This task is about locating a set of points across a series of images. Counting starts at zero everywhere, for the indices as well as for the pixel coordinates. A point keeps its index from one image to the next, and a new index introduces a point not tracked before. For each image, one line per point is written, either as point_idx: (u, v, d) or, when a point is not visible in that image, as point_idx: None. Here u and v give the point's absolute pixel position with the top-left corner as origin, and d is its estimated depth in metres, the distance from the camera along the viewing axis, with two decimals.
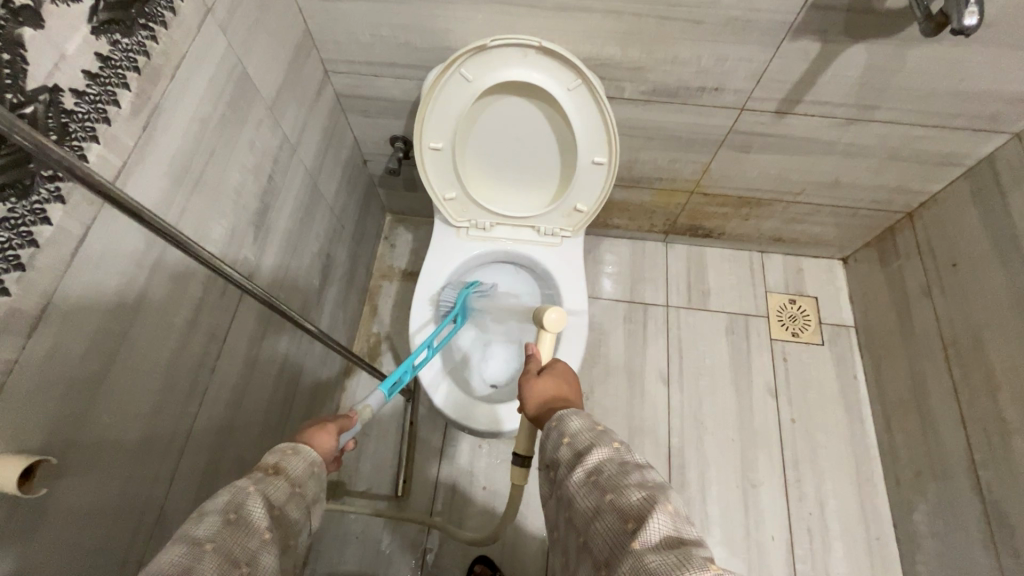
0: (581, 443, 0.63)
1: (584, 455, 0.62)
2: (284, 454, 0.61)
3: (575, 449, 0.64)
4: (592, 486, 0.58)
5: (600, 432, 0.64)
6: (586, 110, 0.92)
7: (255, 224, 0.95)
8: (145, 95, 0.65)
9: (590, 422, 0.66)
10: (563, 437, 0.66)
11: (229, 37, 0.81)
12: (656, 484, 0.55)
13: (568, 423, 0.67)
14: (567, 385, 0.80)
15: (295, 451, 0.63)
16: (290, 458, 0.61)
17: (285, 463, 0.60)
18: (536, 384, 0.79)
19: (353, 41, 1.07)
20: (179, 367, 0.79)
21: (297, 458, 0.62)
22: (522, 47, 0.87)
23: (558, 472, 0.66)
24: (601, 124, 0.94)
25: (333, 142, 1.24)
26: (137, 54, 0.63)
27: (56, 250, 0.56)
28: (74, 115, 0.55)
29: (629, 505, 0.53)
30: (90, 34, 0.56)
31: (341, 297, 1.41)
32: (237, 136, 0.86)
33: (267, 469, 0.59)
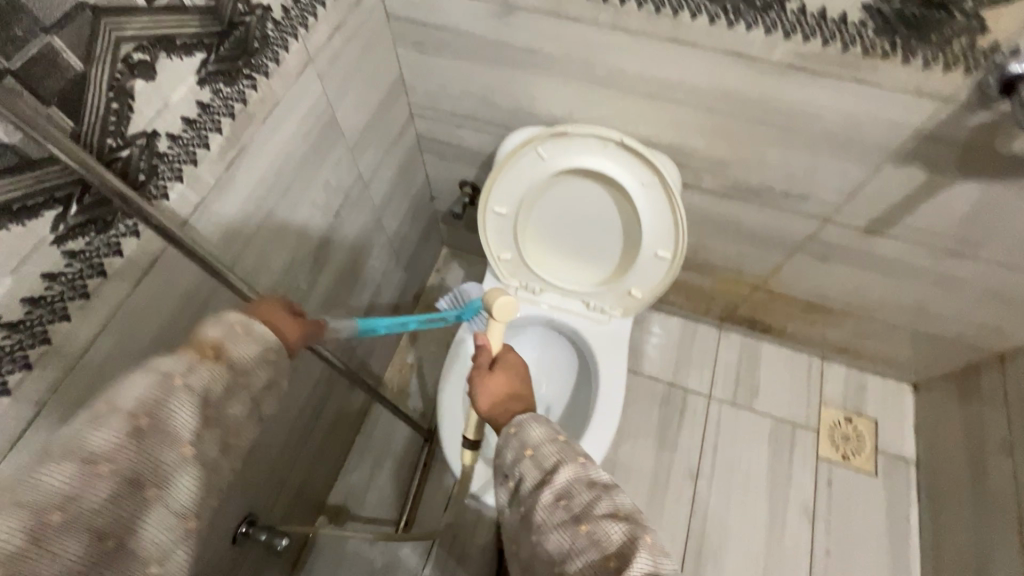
0: (548, 462, 0.61)
1: (551, 477, 0.60)
2: (231, 331, 0.50)
3: (541, 466, 0.62)
4: (562, 511, 0.57)
5: (565, 445, 0.63)
6: (657, 207, 0.88)
7: (315, 256, 0.98)
8: (234, 137, 0.68)
9: (552, 431, 0.65)
10: (524, 450, 0.64)
11: (325, 85, 0.84)
12: (629, 514, 0.55)
13: (528, 432, 0.65)
14: (516, 380, 0.81)
15: (243, 330, 0.51)
16: (238, 338, 0.50)
17: (229, 347, 0.49)
18: (488, 380, 0.80)
19: (442, 93, 1.09)
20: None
21: (245, 340, 0.50)
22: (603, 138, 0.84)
23: (518, 489, 0.63)
24: (672, 222, 0.89)
25: (405, 179, 1.27)
26: (235, 101, 0.66)
27: (121, 279, 0.58)
28: (165, 157, 0.59)
29: (607, 540, 0.52)
30: (196, 83, 0.60)
31: (383, 324, 1.43)
32: (314, 176, 0.89)
33: (204, 348, 0.48)
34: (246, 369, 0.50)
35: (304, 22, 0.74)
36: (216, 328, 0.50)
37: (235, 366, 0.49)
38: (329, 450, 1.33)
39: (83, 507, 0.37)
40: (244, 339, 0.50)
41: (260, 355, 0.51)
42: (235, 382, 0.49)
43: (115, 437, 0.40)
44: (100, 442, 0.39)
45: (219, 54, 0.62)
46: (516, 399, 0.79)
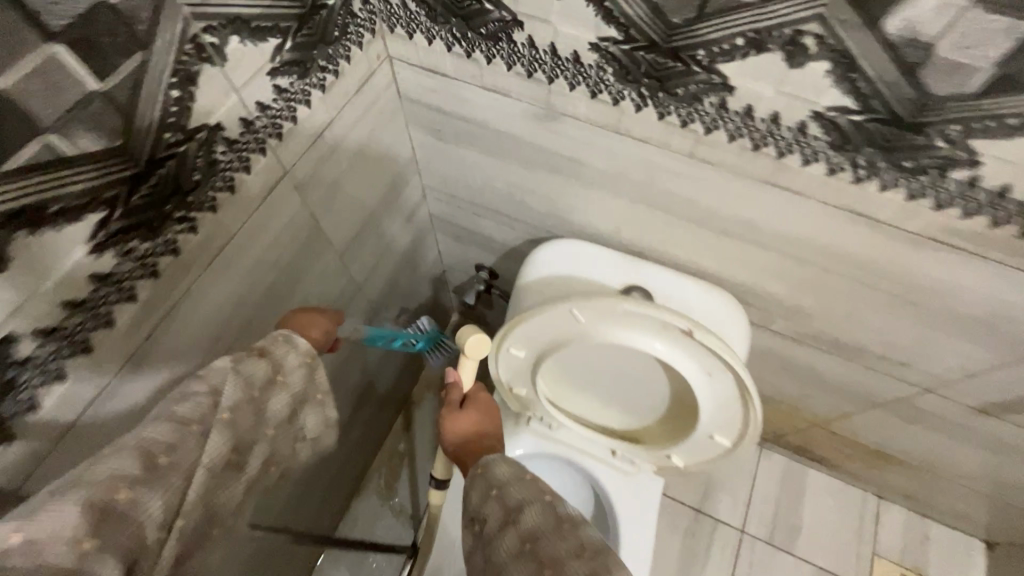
0: (515, 503, 0.53)
1: (516, 517, 0.52)
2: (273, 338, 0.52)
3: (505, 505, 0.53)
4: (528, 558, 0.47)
5: (531, 483, 0.55)
6: (723, 402, 0.65)
7: None
8: (156, 299, 0.50)
9: (519, 470, 0.57)
10: (490, 492, 0.56)
11: (304, 195, 0.65)
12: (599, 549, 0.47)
13: (494, 472, 0.57)
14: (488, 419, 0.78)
15: (285, 338, 0.52)
16: (279, 345, 0.51)
17: (276, 352, 0.50)
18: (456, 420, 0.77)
19: (461, 182, 0.89)
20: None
21: (285, 347, 0.51)
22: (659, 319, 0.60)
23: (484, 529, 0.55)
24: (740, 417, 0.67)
25: (412, 263, 1.07)
26: (158, 256, 0.49)
27: None
28: (31, 361, 0.42)
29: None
30: (85, 254, 0.43)
31: (373, 414, 1.24)
32: (289, 301, 0.70)
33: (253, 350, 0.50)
34: (288, 369, 0.50)
35: (274, 133, 0.56)
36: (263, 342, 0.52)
37: (280, 370, 0.50)
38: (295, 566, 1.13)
39: (115, 539, 0.36)
40: (285, 344, 0.50)
41: (302, 361, 0.52)
42: (275, 380, 0.49)
43: (166, 435, 0.40)
44: (127, 466, 0.38)
45: (130, 207, 0.45)
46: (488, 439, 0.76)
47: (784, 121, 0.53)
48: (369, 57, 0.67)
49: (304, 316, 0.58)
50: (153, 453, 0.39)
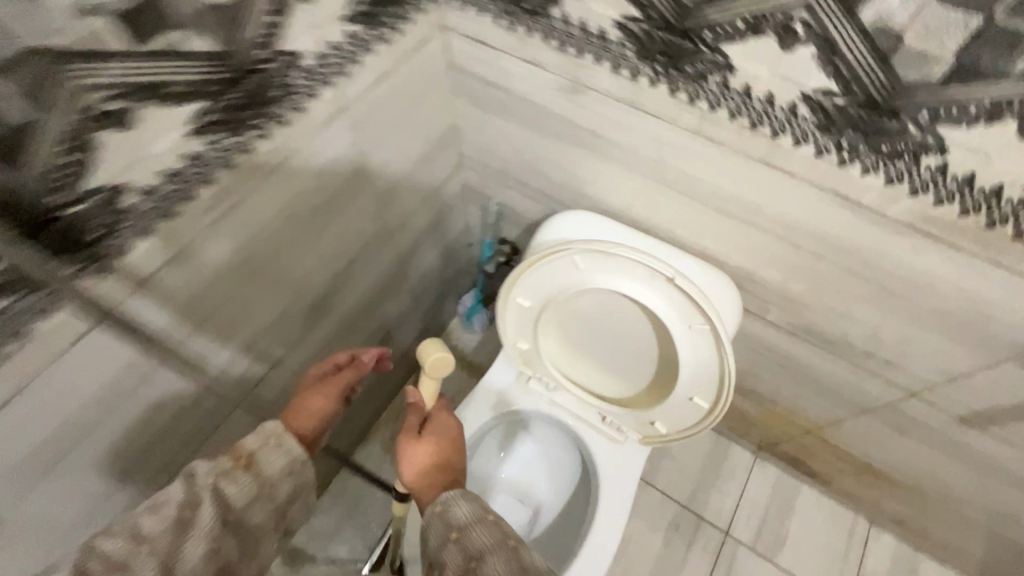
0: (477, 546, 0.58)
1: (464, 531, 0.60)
2: (266, 443, 0.60)
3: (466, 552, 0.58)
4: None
5: (493, 525, 0.60)
6: (699, 354, 0.74)
7: (315, 307, 0.88)
8: (189, 222, 0.59)
9: (479, 507, 0.62)
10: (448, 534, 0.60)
11: (162, 292, 0.60)
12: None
13: (453, 512, 0.62)
14: (445, 451, 0.71)
15: (276, 441, 0.60)
16: (269, 449, 0.60)
17: (260, 458, 0.59)
18: (413, 449, 0.70)
19: (496, 153, 0.99)
20: (89, 450, 0.64)
21: (275, 451, 0.60)
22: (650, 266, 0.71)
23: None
24: (716, 375, 0.74)
25: (443, 229, 1.16)
26: (235, 152, 0.60)
27: (56, 334, 0.53)
28: (132, 212, 0.53)
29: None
30: (185, 136, 0.54)
31: (389, 367, 1.31)
32: (316, 244, 0.80)
33: (240, 456, 0.58)
34: (272, 477, 0.59)
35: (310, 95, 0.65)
36: (240, 445, 0.59)
37: (264, 477, 0.58)
38: None
39: None
40: (275, 452, 0.60)
41: (287, 467, 0.60)
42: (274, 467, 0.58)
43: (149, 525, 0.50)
44: (112, 545, 0.48)
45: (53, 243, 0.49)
46: (444, 470, 0.70)
47: (777, 102, 0.60)
48: (427, 24, 0.78)
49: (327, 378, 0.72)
50: (138, 537, 0.49)
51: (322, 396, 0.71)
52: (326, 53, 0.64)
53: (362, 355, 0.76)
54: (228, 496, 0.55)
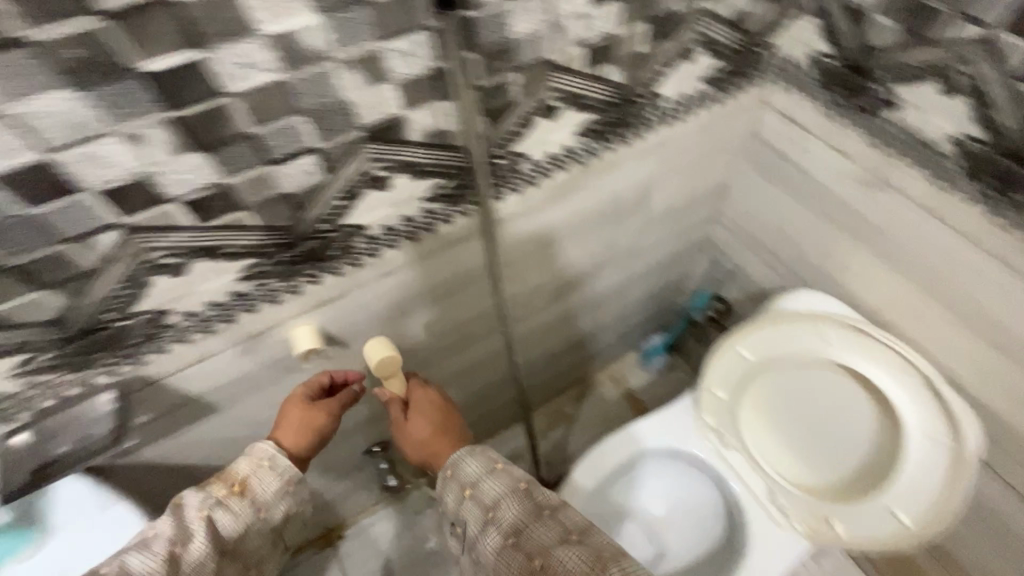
0: (495, 502, 0.63)
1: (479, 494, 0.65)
2: (257, 467, 0.66)
3: (483, 508, 0.64)
4: (517, 553, 0.58)
5: (502, 474, 0.66)
6: (928, 462, 0.77)
7: (558, 291, 1.05)
8: (540, 193, 0.77)
9: (488, 462, 0.68)
10: (466, 491, 0.66)
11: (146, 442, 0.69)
12: (609, 548, 0.56)
13: (465, 471, 0.68)
14: (444, 416, 0.77)
15: (266, 461, 0.67)
16: (262, 471, 0.66)
17: (253, 482, 0.66)
18: (408, 428, 0.76)
19: (757, 218, 1.07)
20: (402, 327, 0.83)
21: (269, 472, 0.67)
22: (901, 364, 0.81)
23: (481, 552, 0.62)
24: (938, 492, 0.75)
25: (669, 267, 1.27)
26: (591, 154, 0.77)
27: (439, 240, 0.72)
28: (521, 174, 0.71)
29: (563, 565, 0.54)
30: (575, 134, 0.72)
31: (568, 368, 1.44)
32: (589, 240, 0.96)
33: (232, 484, 0.65)
34: (262, 492, 0.66)
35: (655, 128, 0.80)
36: (257, 450, 0.68)
37: (260, 493, 0.66)
38: None
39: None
40: (267, 473, 0.66)
41: (280, 488, 0.67)
42: (259, 511, 0.65)
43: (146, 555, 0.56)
44: (136, 560, 0.56)
45: (459, 182, 0.65)
46: (446, 433, 0.76)
47: None
48: (753, 97, 0.90)
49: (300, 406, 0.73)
50: (174, 543, 0.58)
51: (291, 433, 0.72)
52: (679, 103, 0.79)
53: (338, 375, 0.77)
54: (233, 511, 0.63)
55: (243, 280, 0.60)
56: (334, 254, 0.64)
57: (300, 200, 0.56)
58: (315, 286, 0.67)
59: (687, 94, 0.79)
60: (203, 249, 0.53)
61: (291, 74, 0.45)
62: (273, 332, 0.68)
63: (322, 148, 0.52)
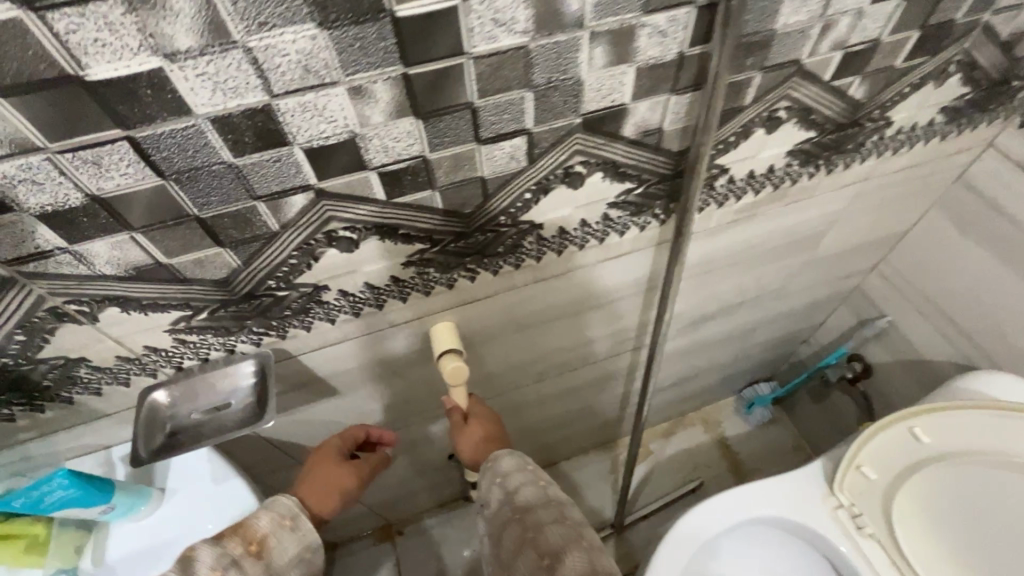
0: (513, 485, 0.57)
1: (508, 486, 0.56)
2: (279, 526, 0.55)
3: (505, 492, 0.56)
4: (515, 530, 0.53)
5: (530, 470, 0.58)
6: None
7: (690, 322, 0.94)
8: (721, 216, 0.67)
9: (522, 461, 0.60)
10: (493, 477, 0.58)
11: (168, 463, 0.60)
12: (591, 544, 0.50)
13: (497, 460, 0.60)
14: (497, 425, 0.70)
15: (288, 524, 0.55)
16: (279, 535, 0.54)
17: (272, 542, 0.54)
18: (463, 437, 0.68)
19: (943, 278, 0.91)
20: (531, 335, 0.76)
21: (287, 540, 0.55)
22: None
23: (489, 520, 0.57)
24: None
25: (809, 315, 1.12)
26: (790, 178, 0.66)
27: (605, 250, 0.64)
28: (713, 191, 0.62)
29: (549, 542, 0.50)
30: (785, 153, 0.61)
31: (664, 403, 1.33)
32: (744, 273, 0.85)
33: (251, 539, 0.52)
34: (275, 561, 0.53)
35: (865, 157, 0.68)
36: (278, 503, 0.57)
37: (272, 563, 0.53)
38: (543, 452, 1.23)
39: None
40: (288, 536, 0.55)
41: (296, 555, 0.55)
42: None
43: None
44: None
45: (647, 189, 0.57)
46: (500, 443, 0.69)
47: None
48: (978, 137, 0.76)
49: (327, 465, 0.65)
50: None
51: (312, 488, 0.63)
52: (903, 131, 0.67)
53: (374, 432, 0.71)
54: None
55: (405, 267, 0.53)
56: (501, 251, 0.57)
57: (491, 187, 0.49)
58: (469, 283, 0.60)
59: (913, 123, 0.66)
60: (380, 227, 0.48)
61: (535, 39, 0.38)
62: (413, 324, 0.62)
63: (534, 131, 0.45)
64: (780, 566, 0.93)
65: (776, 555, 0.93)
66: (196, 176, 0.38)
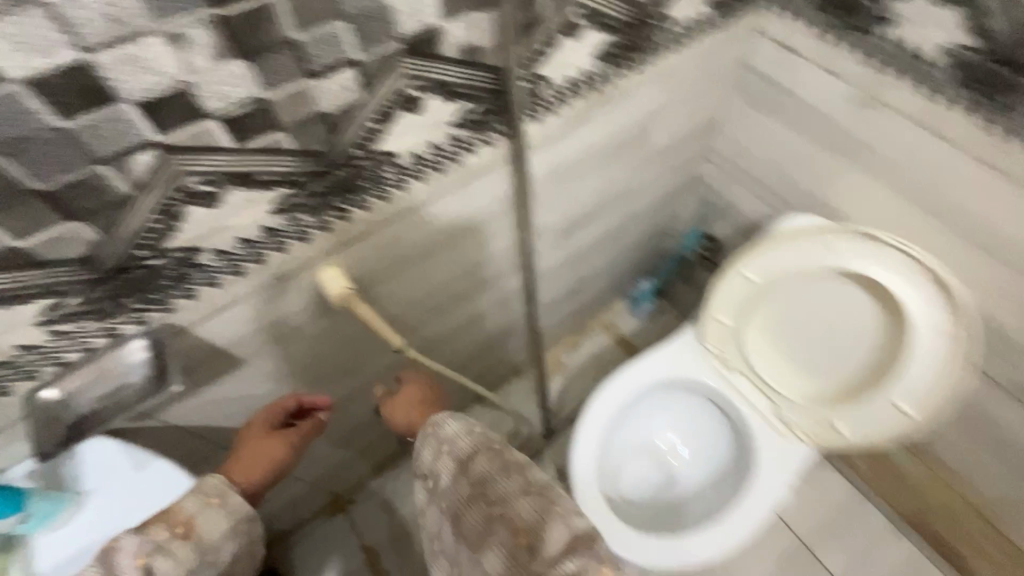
0: (464, 450, 0.57)
1: (462, 459, 0.57)
2: (205, 506, 0.57)
3: (455, 458, 0.57)
4: (479, 503, 0.53)
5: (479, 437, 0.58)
6: (929, 358, 0.79)
7: (562, 232, 1.05)
8: (556, 124, 0.76)
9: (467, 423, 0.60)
10: (441, 449, 0.59)
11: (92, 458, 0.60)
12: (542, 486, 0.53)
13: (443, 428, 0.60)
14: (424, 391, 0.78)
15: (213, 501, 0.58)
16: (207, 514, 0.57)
17: (200, 521, 0.56)
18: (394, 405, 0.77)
19: (750, 151, 1.09)
20: (419, 268, 0.82)
21: (216, 517, 0.57)
22: (907, 265, 0.76)
23: (439, 487, 0.58)
24: (941, 385, 0.79)
25: (663, 208, 1.29)
26: (605, 81, 0.76)
27: (464, 172, 0.70)
28: (541, 101, 0.70)
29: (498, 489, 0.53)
30: (594, 58, 0.71)
31: (564, 317, 1.46)
32: (594, 177, 0.96)
33: (177, 525, 0.55)
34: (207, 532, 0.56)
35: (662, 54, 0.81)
36: (204, 485, 0.59)
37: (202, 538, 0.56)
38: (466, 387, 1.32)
39: None
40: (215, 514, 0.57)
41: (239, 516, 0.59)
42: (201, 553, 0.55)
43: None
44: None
45: (483, 107, 0.64)
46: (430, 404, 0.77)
47: None
48: (747, 25, 0.92)
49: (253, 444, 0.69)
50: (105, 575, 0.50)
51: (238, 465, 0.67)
52: (685, 27, 0.79)
53: (306, 400, 0.73)
54: (176, 558, 0.53)
55: (274, 215, 0.56)
56: (364, 185, 0.62)
57: (334, 121, 0.53)
58: (342, 223, 0.64)
59: (691, 18, 0.79)
60: (235, 175, 0.50)
61: None
62: (299, 275, 0.66)
63: (361, 62, 0.50)
64: (679, 420, 1.11)
65: (674, 413, 1.11)
66: (27, 145, 0.39)
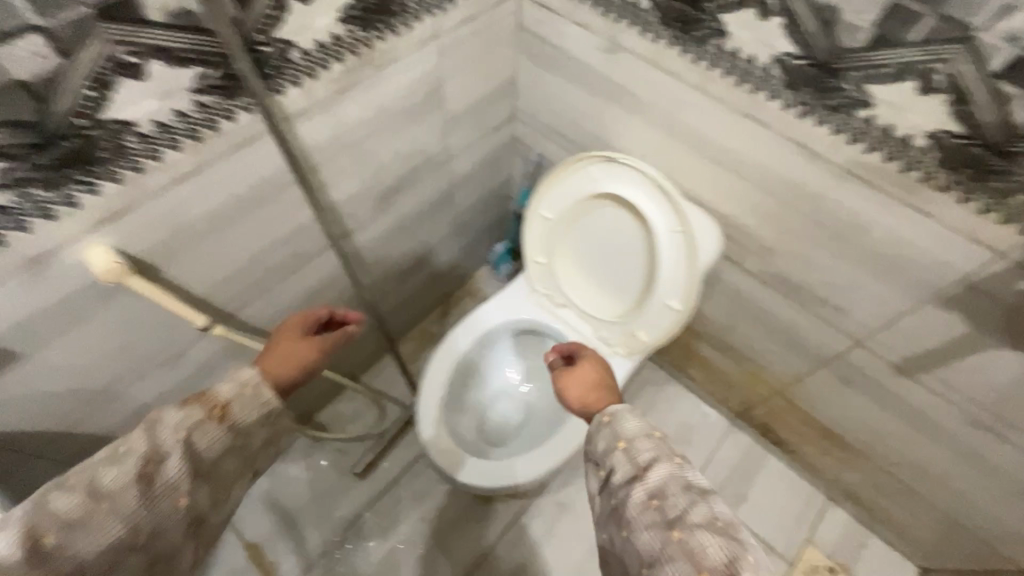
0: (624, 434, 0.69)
1: (646, 475, 0.62)
2: (238, 391, 0.66)
3: (633, 461, 0.65)
4: (653, 513, 0.58)
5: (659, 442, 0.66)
6: (676, 258, 0.94)
7: (382, 198, 1.11)
8: (321, 87, 0.81)
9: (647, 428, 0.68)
10: (613, 443, 0.68)
11: None
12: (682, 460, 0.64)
13: (621, 425, 0.69)
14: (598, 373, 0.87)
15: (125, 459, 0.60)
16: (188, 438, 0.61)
17: (233, 407, 0.65)
18: (571, 385, 0.86)
19: (544, 105, 1.20)
20: (218, 242, 0.84)
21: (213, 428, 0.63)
22: (642, 181, 0.93)
23: (607, 476, 0.67)
24: (692, 279, 0.93)
25: (490, 170, 1.38)
26: (362, 44, 0.83)
27: (229, 138, 0.73)
28: (291, 64, 0.75)
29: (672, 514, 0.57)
30: (337, 21, 0.77)
31: (423, 287, 1.53)
32: (396, 140, 1.03)
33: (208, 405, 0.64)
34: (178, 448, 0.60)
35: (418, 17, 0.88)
36: None
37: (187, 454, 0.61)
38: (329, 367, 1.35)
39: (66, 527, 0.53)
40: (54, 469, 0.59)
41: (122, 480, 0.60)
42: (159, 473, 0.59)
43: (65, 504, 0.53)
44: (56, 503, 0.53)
45: (223, 70, 0.67)
46: (606, 388, 0.84)
47: (759, 63, 0.81)
48: None
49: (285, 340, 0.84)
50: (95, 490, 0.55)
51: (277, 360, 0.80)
52: None
53: (337, 311, 0.93)
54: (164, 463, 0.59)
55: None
56: (105, 156, 0.63)
57: (40, 90, 0.55)
58: (95, 198, 0.65)
59: None
60: None
61: None
62: (60, 255, 0.66)
63: (46, 28, 0.52)
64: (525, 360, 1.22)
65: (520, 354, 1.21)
66: None
